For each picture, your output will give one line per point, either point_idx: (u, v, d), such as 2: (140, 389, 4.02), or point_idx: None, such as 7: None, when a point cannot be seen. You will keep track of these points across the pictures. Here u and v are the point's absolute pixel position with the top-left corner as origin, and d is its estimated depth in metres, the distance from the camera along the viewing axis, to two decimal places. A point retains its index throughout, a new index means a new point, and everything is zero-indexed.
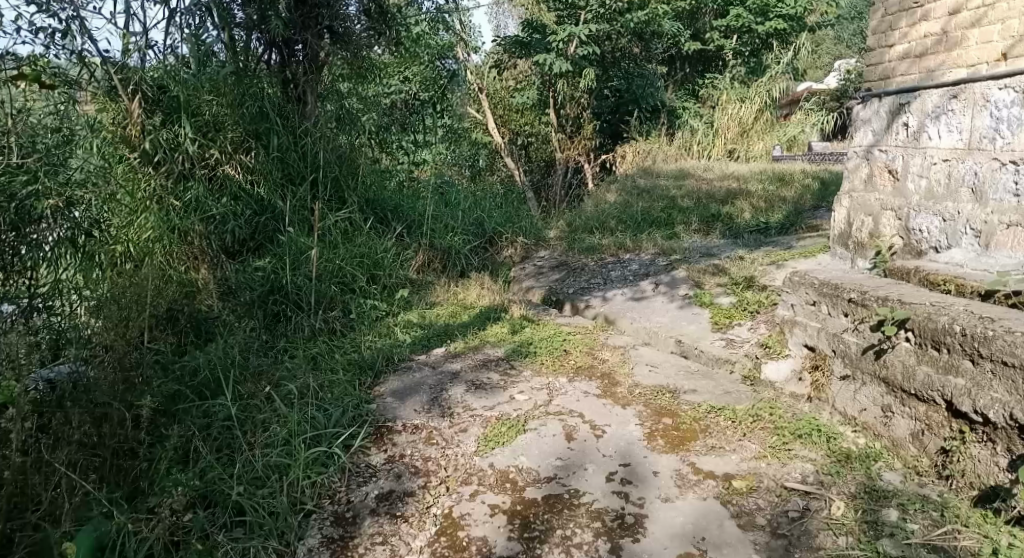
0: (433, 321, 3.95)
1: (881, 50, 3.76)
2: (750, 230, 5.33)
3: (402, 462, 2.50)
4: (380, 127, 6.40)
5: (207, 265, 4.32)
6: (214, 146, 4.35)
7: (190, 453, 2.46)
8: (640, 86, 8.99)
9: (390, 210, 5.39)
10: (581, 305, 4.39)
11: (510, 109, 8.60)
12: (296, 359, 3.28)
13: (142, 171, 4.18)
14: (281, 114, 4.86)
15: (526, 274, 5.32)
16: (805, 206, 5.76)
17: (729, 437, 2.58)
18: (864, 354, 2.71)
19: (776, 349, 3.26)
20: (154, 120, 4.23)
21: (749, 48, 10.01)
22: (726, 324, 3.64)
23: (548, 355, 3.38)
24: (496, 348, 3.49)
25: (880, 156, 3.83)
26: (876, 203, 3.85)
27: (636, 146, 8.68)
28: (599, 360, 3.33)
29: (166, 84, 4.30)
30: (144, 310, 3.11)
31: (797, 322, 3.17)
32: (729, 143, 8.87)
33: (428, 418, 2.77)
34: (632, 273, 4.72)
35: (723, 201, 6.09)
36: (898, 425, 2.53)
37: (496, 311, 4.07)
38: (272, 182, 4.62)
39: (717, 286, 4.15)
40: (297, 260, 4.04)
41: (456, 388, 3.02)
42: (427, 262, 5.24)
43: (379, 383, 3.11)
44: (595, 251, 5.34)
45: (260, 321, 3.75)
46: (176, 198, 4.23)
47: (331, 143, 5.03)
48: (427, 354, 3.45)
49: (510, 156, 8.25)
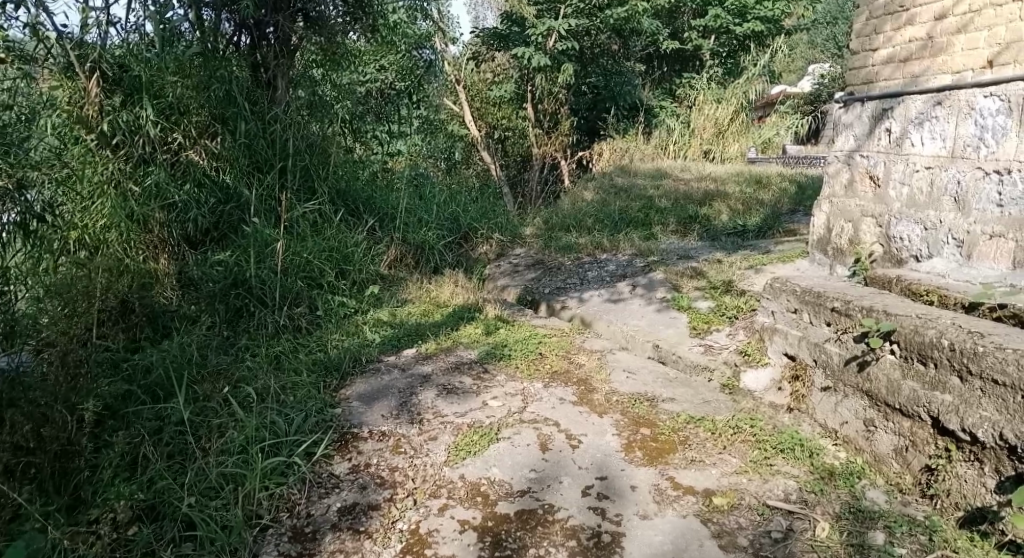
0: (404, 320, 3.81)
1: (865, 53, 3.69)
2: (728, 232, 5.28)
3: (367, 472, 2.37)
4: (353, 115, 6.22)
5: (167, 255, 4.13)
6: (178, 129, 4.21)
7: (138, 460, 2.31)
8: (618, 84, 8.97)
9: (362, 201, 5.21)
10: (557, 306, 4.29)
11: (487, 102, 8.34)
12: (255, 359, 3.12)
13: (99, 154, 3.96)
14: (251, 99, 4.67)
15: (501, 272, 5.19)
16: (783, 210, 5.72)
17: (708, 450, 2.49)
18: (847, 366, 2.64)
19: (755, 357, 3.20)
20: (114, 100, 4.02)
21: (726, 49, 10.04)
22: (704, 329, 3.56)
23: (522, 358, 3.27)
24: (470, 350, 3.37)
25: (861, 161, 3.75)
26: (856, 209, 3.79)
27: (613, 145, 8.60)
28: (576, 365, 3.22)
29: (128, 63, 4.12)
30: (93, 304, 3.13)
31: (778, 330, 3.10)
32: (706, 143, 8.85)
33: (396, 425, 2.64)
34: (609, 274, 4.63)
35: (700, 202, 6.02)
36: (881, 441, 2.46)
37: (470, 310, 3.94)
38: (238, 169, 4.43)
39: (696, 290, 4.07)
40: (263, 252, 3.84)
41: (427, 392, 2.89)
42: (399, 257, 5.09)
43: (345, 385, 2.97)
44: (572, 249, 5.24)
45: (221, 317, 3.56)
46: (135, 183, 4.04)
47: (302, 131, 4.84)
48: (397, 355, 3.31)
49: (486, 150, 8.09)
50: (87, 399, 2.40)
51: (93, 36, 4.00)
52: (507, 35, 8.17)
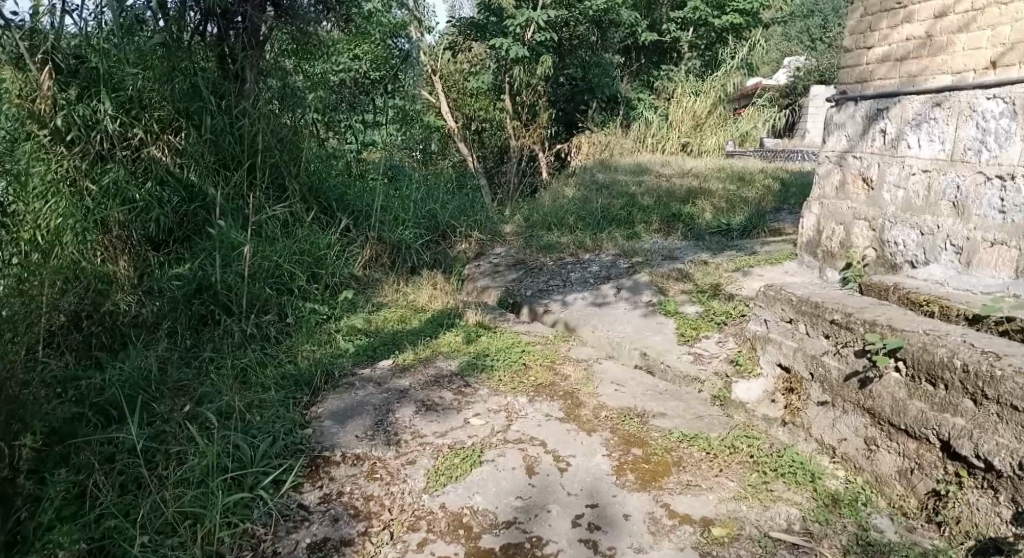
0: (380, 326, 3.62)
1: (859, 52, 3.60)
2: (712, 231, 5.16)
3: (339, 502, 2.20)
4: (326, 106, 5.98)
5: (128, 257, 3.91)
6: (138, 125, 3.96)
7: (89, 489, 2.13)
8: (598, 76, 8.73)
9: (336, 199, 4.99)
10: (539, 310, 4.12)
11: (464, 93, 8.20)
12: (218, 373, 2.91)
13: (53, 151, 3.72)
14: (217, 92, 4.43)
15: (481, 271, 5.01)
16: (767, 208, 5.60)
17: (704, 473, 2.35)
18: (847, 382, 2.55)
19: (747, 368, 3.08)
20: (69, 94, 3.77)
21: (704, 42, 9.78)
22: (693, 337, 3.41)
23: (505, 370, 3.10)
24: (450, 361, 3.19)
25: (854, 163, 3.66)
26: (848, 212, 3.68)
27: (593, 138, 8.43)
28: (561, 377, 3.06)
29: (85, 54, 3.88)
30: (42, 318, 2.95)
31: (771, 339, 2.99)
32: (683, 137, 8.77)
33: (371, 446, 2.47)
34: (592, 276, 4.48)
35: (683, 200, 5.88)
36: (883, 461, 2.36)
37: (449, 316, 3.77)
38: (204, 167, 4.19)
39: (682, 293, 3.93)
40: (229, 256, 3.62)
41: (404, 409, 2.71)
42: (374, 257, 4.89)
43: (316, 402, 2.78)
44: (554, 249, 5.08)
45: (183, 325, 3.34)
46: (93, 182, 3.81)
47: (273, 125, 4.61)
48: (371, 367, 3.12)
49: (463, 142, 7.86)
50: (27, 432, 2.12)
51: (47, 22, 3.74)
52: (485, 25, 7.85)
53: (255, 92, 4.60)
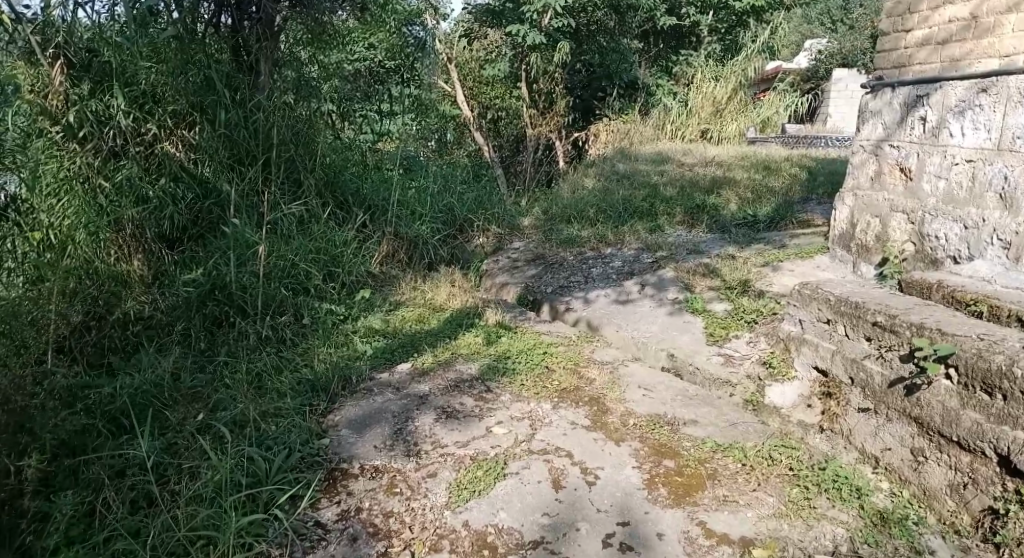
0: (399, 327, 3.51)
1: (897, 35, 3.43)
2: (738, 223, 4.99)
3: (358, 519, 2.11)
4: (342, 96, 5.86)
5: (141, 255, 3.84)
6: (151, 120, 3.89)
7: (98, 506, 2.05)
8: (616, 62, 8.44)
9: (351, 194, 4.88)
10: (561, 308, 3.99)
11: (480, 81, 7.99)
12: (233, 378, 2.83)
13: (66, 147, 3.62)
14: (231, 84, 4.33)
15: (500, 267, 4.89)
16: (795, 198, 5.40)
17: (740, 487, 2.24)
18: (892, 389, 2.43)
19: (780, 371, 2.94)
20: (82, 89, 3.68)
21: (725, 25, 9.36)
22: (723, 337, 3.27)
23: (527, 374, 2.98)
24: (470, 364, 3.08)
25: (890, 152, 3.49)
26: (885, 203, 3.52)
27: (612, 126, 8.26)
28: (586, 382, 2.94)
29: (98, 47, 3.79)
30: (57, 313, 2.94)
31: (806, 340, 2.88)
32: (703, 123, 8.58)
33: (391, 458, 2.37)
34: (614, 271, 4.34)
35: (707, 191, 5.70)
36: (932, 473, 2.25)
37: (469, 316, 3.65)
38: (218, 162, 4.09)
39: (709, 290, 3.78)
40: (243, 255, 3.53)
41: (424, 417, 2.61)
42: (391, 253, 4.78)
43: (333, 409, 2.68)
44: (575, 242, 4.95)
45: (197, 327, 3.25)
46: (106, 179, 3.74)
47: (288, 119, 4.52)
48: (390, 371, 3.00)
49: (478, 131, 7.74)
50: (28, 455, 2.06)
51: (59, 14, 3.62)
52: (501, 11, 7.90)
53: (270, 85, 4.52)
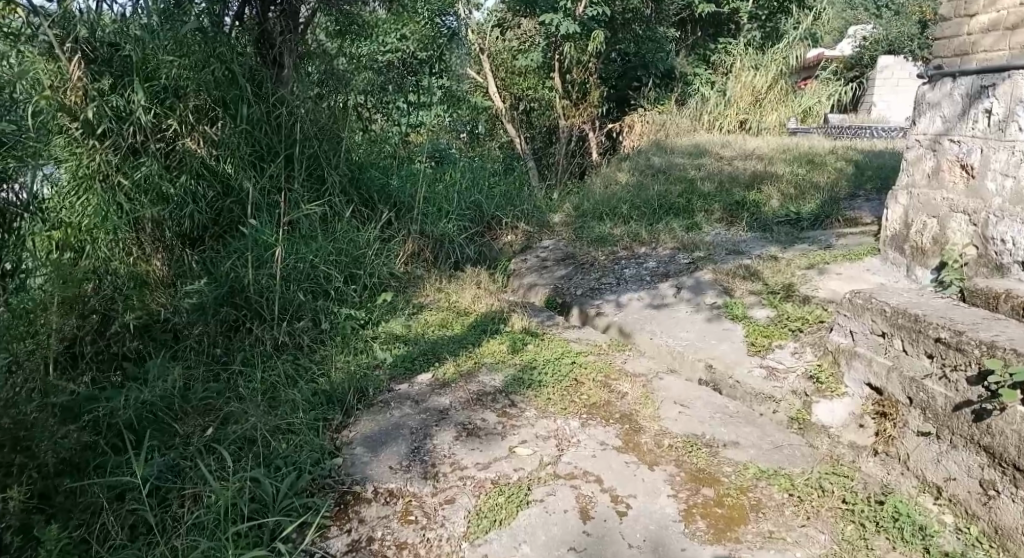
0: (421, 333, 3.35)
1: (960, 20, 3.20)
2: (780, 221, 4.75)
3: (369, 551, 1.96)
4: (374, 87, 5.86)
5: (163, 254, 3.73)
6: (172, 115, 3.73)
7: (94, 533, 1.98)
8: (651, 52, 8.04)
9: (376, 190, 4.73)
10: (591, 312, 3.80)
11: (512, 72, 7.76)
12: (248, 389, 2.72)
13: (85, 144, 3.52)
14: (255, 79, 4.21)
15: (528, 267, 4.72)
16: (842, 195, 5.10)
17: (787, 521, 2.06)
18: (958, 413, 2.22)
19: (829, 387, 2.72)
20: (103, 84, 3.58)
21: (766, 11, 8.93)
22: (765, 347, 3.05)
23: (554, 387, 2.80)
24: (493, 375, 2.91)
25: (950, 148, 3.22)
26: (942, 203, 3.26)
27: (647, 116, 8.00)
28: (617, 396, 2.75)
29: (120, 41, 3.68)
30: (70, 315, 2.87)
31: (858, 354, 2.67)
32: (742, 113, 8.31)
33: (406, 480, 2.21)
34: (649, 273, 4.13)
35: (747, 186, 5.44)
36: (1004, 511, 2.03)
37: (493, 322, 3.48)
38: (240, 159, 3.97)
39: (751, 294, 3.55)
40: (261, 257, 3.40)
41: (443, 434, 2.44)
42: (417, 251, 4.63)
43: (349, 424, 2.53)
44: (606, 241, 4.75)
45: (214, 331, 3.15)
46: (125, 175, 3.61)
47: (311, 114, 4.38)
48: (410, 382, 2.84)
49: (511, 123, 7.56)
50: (19, 480, 1.91)
51: (77, 7, 3.58)
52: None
53: (293, 80, 4.41)
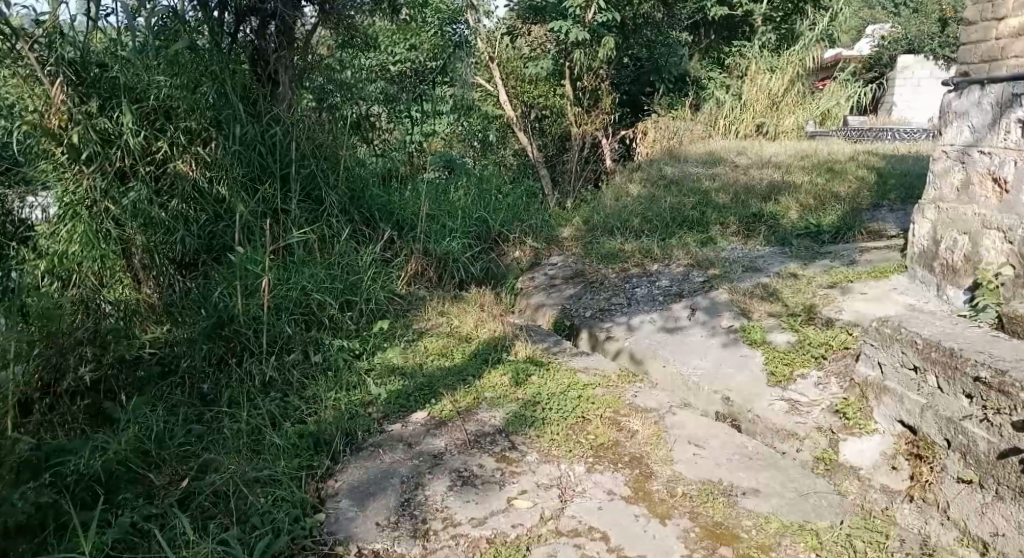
0: (419, 363, 3.17)
1: (986, 23, 3.00)
2: (799, 234, 4.52)
3: None
4: (382, 99, 5.73)
5: (154, 282, 3.60)
6: (162, 137, 3.56)
7: None
8: (663, 56, 7.99)
9: (377, 208, 4.55)
10: (601, 337, 3.59)
11: (523, 80, 7.43)
12: (230, 431, 2.55)
13: (71, 169, 3.35)
14: (249, 97, 4.08)
15: (536, 286, 4.52)
16: (864, 205, 4.86)
17: None
18: (1003, 460, 2.02)
19: (858, 423, 2.52)
20: (89, 106, 3.39)
21: (780, 12, 8.63)
22: (787, 377, 2.81)
23: (559, 425, 2.60)
24: (493, 412, 2.73)
25: (981, 160, 3.00)
26: (974, 218, 3.03)
27: (660, 122, 7.72)
28: (626, 435, 2.55)
29: (107, 62, 3.55)
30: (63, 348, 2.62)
31: (889, 389, 2.47)
32: (759, 116, 8.13)
33: (395, 539, 2.05)
34: (661, 292, 3.93)
35: (764, 197, 5.20)
36: None
37: (497, 349, 3.29)
38: (233, 180, 3.80)
39: (770, 317, 3.33)
40: (250, 286, 3.23)
41: (436, 483, 2.27)
42: (419, 271, 4.42)
43: (336, 472, 2.37)
44: (617, 258, 4.54)
45: (200, 365, 3.00)
46: (114, 201, 3.43)
47: (308, 131, 4.23)
48: (403, 422, 2.66)
49: (522, 132, 7.09)
50: None
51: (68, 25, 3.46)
52: (542, 6, 7.11)
53: (290, 98, 4.25)
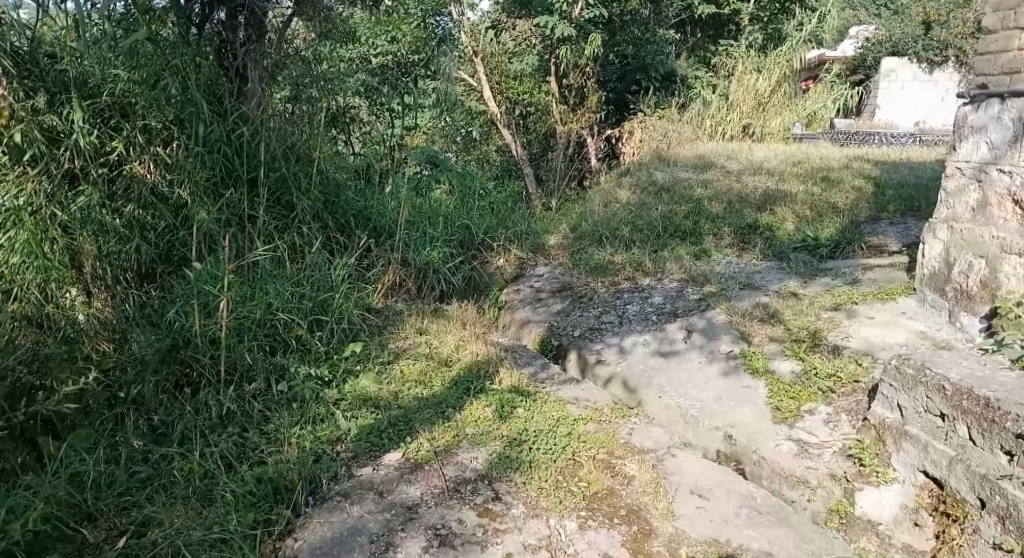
0: (394, 391, 2.91)
1: (1008, 32, 2.77)
2: (796, 247, 4.30)
3: None
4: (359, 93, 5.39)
5: (105, 295, 3.23)
6: (117, 136, 3.24)
7: None
8: (652, 54, 7.64)
9: (353, 213, 4.21)
10: (591, 360, 3.33)
11: (506, 76, 7.01)
12: (180, 473, 2.33)
13: (15, 170, 3.03)
14: (216, 92, 3.73)
15: (522, 299, 4.27)
16: (862, 218, 4.66)
17: None
18: None
19: (874, 470, 2.30)
20: (35, 101, 3.06)
21: (767, 13, 8.48)
22: (794, 413, 2.56)
23: (549, 468, 2.36)
24: (474, 451, 2.47)
25: (1000, 179, 2.80)
26: (991, 242, 2.82)
27: (646, 123, 7.47)
28: (620, 481, 2.31)
29: (59, 55, 3.18)
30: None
31: (909, 435, 2.25)
32: (745, 117, 7.88)
33: None
34: (654, 311, 3.68)
35: (758, 206, 4.98)
36: None
37: (478, 375, 3.03)
38: (198, 185, 3.46)
39: (771, 342, 3.09)
40: (208, 305, 2.92)
41: (411, 543, 2.07)
42: (397, 282, 4.16)
43: (297, 530, 2.16)
44: (606, 270, 4.28)
45: (151, 395, 2.70)
46: (62, 208, 3.11)
47: (279, 130, 3.92)
48: (375, 465, 2.42)
49: (506, 129, 6.89)
50: None
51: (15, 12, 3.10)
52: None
53: (259, 94, 3.89)
